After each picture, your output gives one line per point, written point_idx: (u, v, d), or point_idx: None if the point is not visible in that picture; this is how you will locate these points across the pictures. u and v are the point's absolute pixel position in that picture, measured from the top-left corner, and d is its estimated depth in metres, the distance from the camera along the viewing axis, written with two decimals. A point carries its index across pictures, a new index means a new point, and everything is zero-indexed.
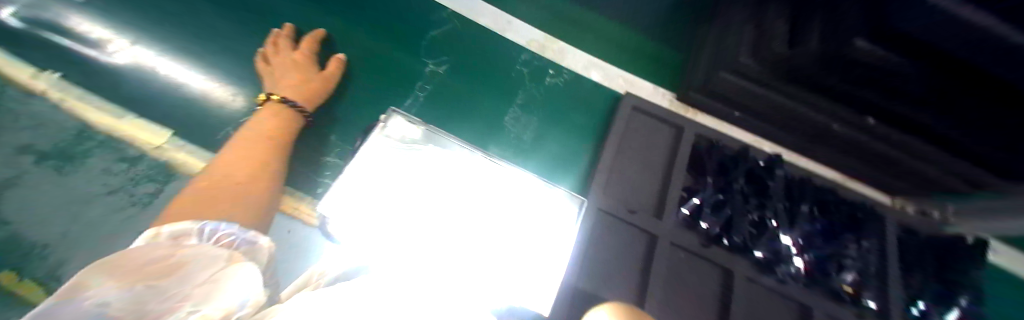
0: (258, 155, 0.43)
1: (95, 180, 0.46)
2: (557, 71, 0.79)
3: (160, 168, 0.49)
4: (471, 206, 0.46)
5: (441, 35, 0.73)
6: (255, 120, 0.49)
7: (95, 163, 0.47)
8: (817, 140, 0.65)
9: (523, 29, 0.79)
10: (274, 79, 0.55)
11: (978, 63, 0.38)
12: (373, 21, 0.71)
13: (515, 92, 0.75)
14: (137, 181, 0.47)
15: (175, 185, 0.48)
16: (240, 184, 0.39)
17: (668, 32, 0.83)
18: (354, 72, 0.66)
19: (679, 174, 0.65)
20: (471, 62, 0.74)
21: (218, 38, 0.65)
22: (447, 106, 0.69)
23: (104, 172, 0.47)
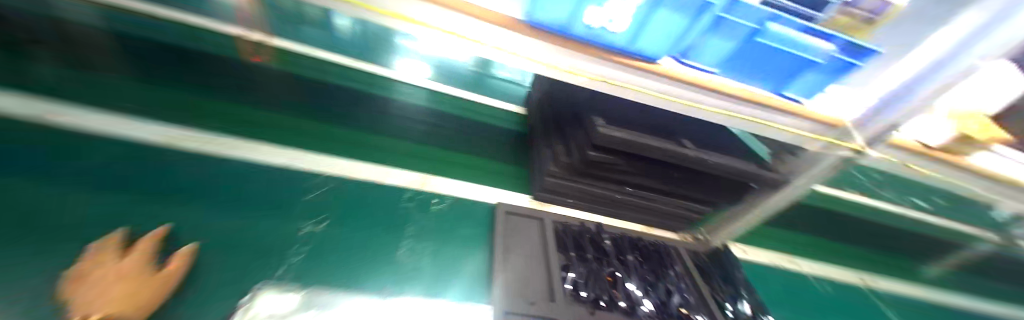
0: None
1: None
2: (440, 198, 0.92)
3: None
4: None
5: (318, 198, 0.77)
6: None
7: None
8: (619, 208, 0.92)
9: (401, 175, 0.94)
10: (87, 296, 0.43)
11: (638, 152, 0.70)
12: (233, 203, 0.70)
13: (404, 224, 0.80)
14: None
15: None
16: None
17: (513, 154, 1.16)
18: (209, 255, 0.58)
19: (554, 257, 0.79)
20: (356, 210, 0.79)
21: None
22: (323, 266, 0.63)
23: None
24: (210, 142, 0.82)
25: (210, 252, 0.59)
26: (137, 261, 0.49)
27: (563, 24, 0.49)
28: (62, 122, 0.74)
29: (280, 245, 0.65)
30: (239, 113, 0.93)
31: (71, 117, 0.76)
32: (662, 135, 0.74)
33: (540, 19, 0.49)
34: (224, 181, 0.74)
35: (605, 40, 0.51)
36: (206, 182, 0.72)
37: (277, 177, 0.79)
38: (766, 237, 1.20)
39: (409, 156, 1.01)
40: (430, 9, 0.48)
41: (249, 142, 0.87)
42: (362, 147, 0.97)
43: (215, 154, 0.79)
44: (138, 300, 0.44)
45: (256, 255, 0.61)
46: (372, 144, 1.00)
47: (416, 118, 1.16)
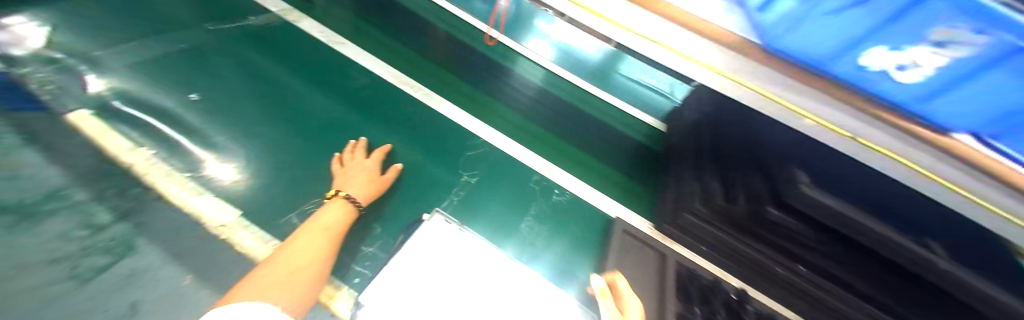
0: (316, 248, 0.58)
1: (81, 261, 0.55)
2: (561, 191, 0.94)
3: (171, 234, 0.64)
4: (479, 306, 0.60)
5: (471, 155, 0.96)
6: (325, 211, 0.64)
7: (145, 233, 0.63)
8: (769, 284, 0.74)
9: (531, 159, 1.00)
10: (347, 179, 0.71)
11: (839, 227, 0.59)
12: (422, 141, 0.95)
13: (529, 204, 0.90)
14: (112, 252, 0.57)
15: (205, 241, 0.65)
16: (294, 273, 0.53)
17: (644, 170, 1.04)
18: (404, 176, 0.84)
19: (672, 300, 0.69)
20: (496, 177, 0.93)
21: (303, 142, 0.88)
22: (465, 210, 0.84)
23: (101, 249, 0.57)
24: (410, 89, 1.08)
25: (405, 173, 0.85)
26: (372, 164, 0.77)
27: (779, 42, 0.40)
28: (334, 56, 1.13)
29: (445, 186, 0.87)
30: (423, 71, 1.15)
31: (339, 52, 1.14)
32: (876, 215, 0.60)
33: (748, 27, 0.42)
34: (416, 123, 0.99)
35: (875, 87, 0.41)
36: (406, 122, 0.99)
37: (447, 130, 1.00)
38: None
39: (538, 143, 1.04)
40: (643, 16, 0.44)
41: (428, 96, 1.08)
42: (499, 120, 1.06)
43: (412, 100, 1.05)
44: (368, 191, 0.71)
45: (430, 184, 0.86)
46: (512, 121, 1.07)
47: (544, 100, 1.15)
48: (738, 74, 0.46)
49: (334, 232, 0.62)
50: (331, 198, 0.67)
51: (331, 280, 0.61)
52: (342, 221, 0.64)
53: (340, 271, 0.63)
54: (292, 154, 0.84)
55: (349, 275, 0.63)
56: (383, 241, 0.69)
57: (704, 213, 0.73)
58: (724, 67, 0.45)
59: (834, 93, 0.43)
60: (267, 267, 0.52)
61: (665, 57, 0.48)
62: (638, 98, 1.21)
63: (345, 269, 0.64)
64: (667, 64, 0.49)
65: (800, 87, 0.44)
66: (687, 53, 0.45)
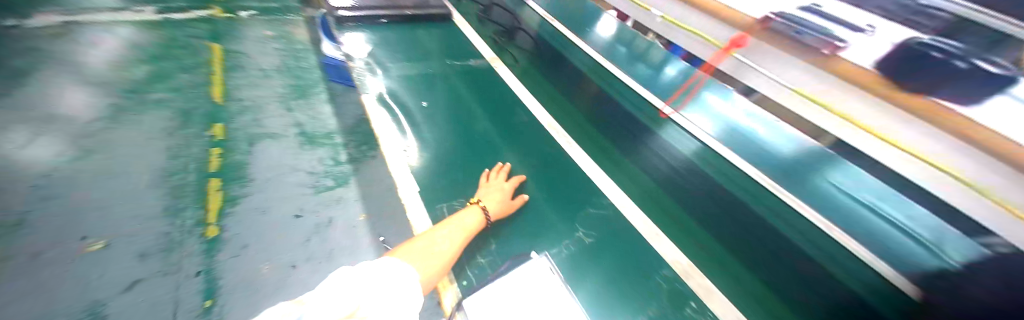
0: (449, 239, 0.71)
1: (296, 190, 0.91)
2: (700, 306, 0.68)
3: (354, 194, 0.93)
4: None
5: (596, 214, 0.86)
6: (465, 214, 0.78)
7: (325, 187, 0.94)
8: None
9: (667, 245, 0.79)
10: (486, 193, 0.84)
11: None
12: (551, 181, 0.95)
13: (648, 303, 0.69)
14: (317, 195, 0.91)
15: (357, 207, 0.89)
16: (433, 252, 0.67)
17: None
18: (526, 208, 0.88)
19: None
20: (616, 249, 0.78)
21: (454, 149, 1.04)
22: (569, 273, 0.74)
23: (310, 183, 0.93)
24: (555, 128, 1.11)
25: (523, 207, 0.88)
26: (507, 187, 0.87)
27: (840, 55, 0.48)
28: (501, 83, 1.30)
29: (556, 235, 0.82)
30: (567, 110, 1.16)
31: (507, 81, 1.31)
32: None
33: None
34: (551, 162, 1.00)
35: None
36: (543, 158, 1.02)
37: (579, 176, 0.95)
38: None
39: (677, 225, 0.82)
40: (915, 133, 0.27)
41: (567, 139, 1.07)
42: (633, 184, 0.92)
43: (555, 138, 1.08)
44: (500, 208, 0.81)
45: (544, 228, 0.84)
46: (652, 189, 0.90)
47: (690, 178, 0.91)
48: (853, 110, 0.49)
49: (465, 234, 0.74)
50: (471, 204, 0.81)
51: (451, 273, 0.73)
52: (473, 227, 0.76)
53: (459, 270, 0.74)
54: (444, 156, 1.02)
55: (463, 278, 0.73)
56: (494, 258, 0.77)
57: None
58: (863, 116, 0.48)
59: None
60: (417, 241, 0.68)
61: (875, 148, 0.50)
62: (863, 222, 0.67)
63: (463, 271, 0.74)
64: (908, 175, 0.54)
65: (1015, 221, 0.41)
66: (901, 140, 0.46)
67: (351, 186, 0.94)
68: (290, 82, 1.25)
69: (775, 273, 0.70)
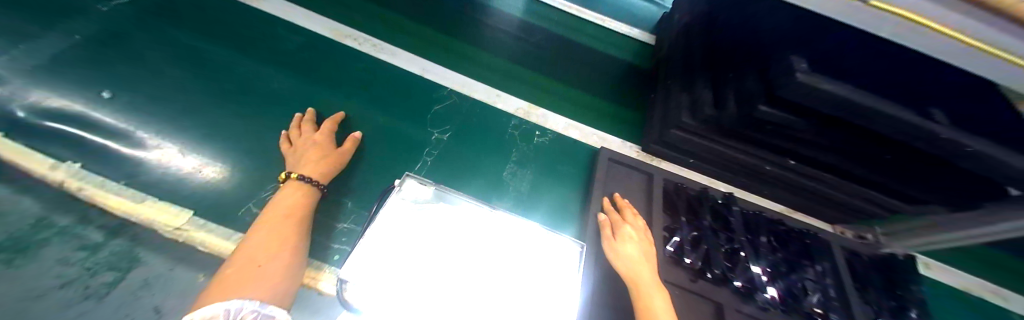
0: (275, 233, 0.49)
1: (48, 275, 0.48)
2: (542, 132, 0.92)
3: (123, 256, 0.54)
4: (475, 254, 0.56)
5: (338, 110, 0.80)
6: (279, 196, 0.55)
7: (50, 254, 0.50)
8: (755, 178, 0.72)
9: (511, 100, 0.96)
10: (297, 158, 0.61)
11: (833, 112, 0.51)
12: (262, 109, 0.77)
13: (510, 149, 0.86)
14: (94, 271, 0.51)
15: (136, 273, 0.53)
16: (259, 267, 0.43)
17: (620, 97, 1.05)
18: (366, 142, 0.75)
19: (659, 216, 0.68)
20: (471, 131, 0.86)
21: (227, 123, 0.73)
22: (356, 194, 0.67)
23: (59, 262, 0.50)
24: (356, 41, 0.95)
25: (248, 150, 0.70)
26: (323, 136, 0.66)
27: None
28: (256, 12, 0.94)
29: (415, 146, 0.78)
30: (355, 20, 1.00)
31: (269, 10, 0.95)
32: (905, 99, 0.51)
33: None
34: (369, 79, 0.88)
35: None
36: (353, 79, 0.87)
37: (406, 80, 0.90)
38: (967, 255, 0.88)
39: (508, 80, 1.01)
40: None
41: (387, 46, 0.97)
42: (481, 68, 1.01)
43: (347, 49, 0.93)
44: (332, 162, 0.63)
45: (279, 163, 0.69)
46: (484, 60, 1.03)
47: (523, 37, 1.12)
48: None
49: (296, 220, 0.52)
50: (284, 182, 0.57)
51: (311, 263, 0.57)
52: (303, 205, 0.55)
53: (316, 254, 0.58)
54: (222, 138, 0.71)
55: (332, 254, 0.60)
56: (357, 215, 0.64)
57: (693, 127, 0.69)
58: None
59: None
60: (219, 269, 0.42)
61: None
62: (631, 11, 1.30)
63: (326, 248, 0.59)
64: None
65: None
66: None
67: (62, 259, 0.50)
68: None
69: (607, 74, 1.10)
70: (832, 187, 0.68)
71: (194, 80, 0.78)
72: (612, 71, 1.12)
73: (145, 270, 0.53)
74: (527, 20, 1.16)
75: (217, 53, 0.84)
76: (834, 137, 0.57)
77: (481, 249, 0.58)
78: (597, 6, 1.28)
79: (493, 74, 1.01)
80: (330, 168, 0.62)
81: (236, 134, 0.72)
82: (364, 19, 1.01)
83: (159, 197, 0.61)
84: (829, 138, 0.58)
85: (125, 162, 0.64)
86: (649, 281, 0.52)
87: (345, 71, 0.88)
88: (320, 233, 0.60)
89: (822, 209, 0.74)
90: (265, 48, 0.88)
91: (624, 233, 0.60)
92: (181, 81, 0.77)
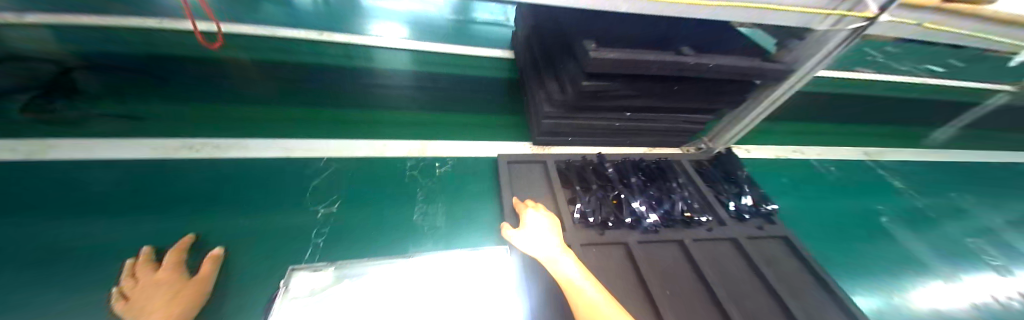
0: None
1: None
2: (441, 162, 0.94)
3: None
4: (398, 310, 0.53)
5: (195, 229, 0.68)
6: None
7: None
8: (616, 134, 0.87)
9: (400, 145, 0.96)
10: (133, 312, 0.48)
11: (625, 71, 0.66)
12: (71, 265, 0.58)
13: (413, 191, 0.85)
14: None
15: None
16: None
17: (500, 107, 1.16)
18: (239, 253, 0.65)
19: (559, 192, 0.75)
20: (364, 190, 0.82)
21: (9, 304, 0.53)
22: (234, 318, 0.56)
23: None
24: (206, 146, 0.84)
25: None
26: (169, 272, 0.55)
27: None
28: (34, 157, 0.74)
29: (301, 232, 0.71)
30: (194, 126, 0.88)
31: (58, 150, 0.77)
32: (665, 48, 0.70)
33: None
34: (226, 183, 0.78)
35: None
36: (203, 189, 0.76)
37: (273, 167, 0.83)
38: (774, 134, 1.22)
39: (391, 128, 1.01)
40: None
41: (243, 139, 0.88)
42: (362, 126, 0.99)
43: (190, 160, 0.81)
44: (188, 296, 0.52)
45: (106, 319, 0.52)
46: (361, 118, 1.02)
47: (396, 84, 1.17)
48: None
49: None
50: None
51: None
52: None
53: None
54: None
55: None
56: None
57: (551, 113, 0.80)
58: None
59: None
60: None
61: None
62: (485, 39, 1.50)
63: None
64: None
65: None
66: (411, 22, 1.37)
67: None
68: None
69: (483, 92, 1.21)
70: (664, 121, 0.86)
71: None
72: (488, 88, 1.23)
73: None
74: (397, 69, 1.22)
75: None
76: (640, 86, 0.73)
77: (404, 301, 0.55)
78: (462, 40, 1.46)
79: (376, 128, 1.00)
80: (191, 302, 0.52)
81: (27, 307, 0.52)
82: (215, 120, 0.91)
83: None
84: (640, 89, 0.75)
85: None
86: (557, 250, 0.57)
87: (190, 184, 0.76)
88: None
89: (670, 138, 0.92)
90: (62, 195, 0.69)
91: (528, 218, 0.65)
92: None
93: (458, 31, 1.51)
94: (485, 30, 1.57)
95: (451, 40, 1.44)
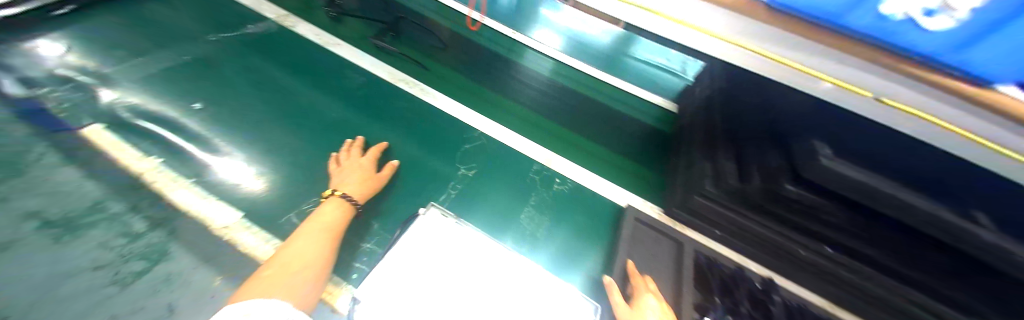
0: (315, 250, 0.53)
1: (89, 253, 0.57)
2: (562, 180, 0.93)
3: (156, 248, 0.60)
4: (485, 297, 0.56)
5: (379, 140, 0.89)
6: (321, 211, 0.60)
7: (94, 236, 0.59)
8: (788, 260, 0.69)
9: (535, 148, 1.00)
10: (342, 178, 0.68)
11: (866, 201, 0.50)
12: (314, 132, 0.87)
13: (530, 194, 0.88)
14: (127, 259, 0.58)
15: (160, 267, 0.58)
16: (292, 274, 0.49)
17: (640, 156, 1.06)
18: (401, 172, 0.81)
19: (689, 289, 0.64)
20: (495, 172, 0.90)
21: (285, 136, 0.84)
22: (381, 217, 0.71)
23: (101, 246, 0.58)
24: (406, 84, 1.08)
25: (296, 167, 0.78)
26: (368, 161, 0.73)
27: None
28: (323, 50, 1.12)
29: (442, 179, 0.84)
30: (405, 66, 1.14)
31: (334, 50, 1.13)
32: (933, 194, 0.50)
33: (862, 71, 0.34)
34: (408, 116, 0.99)
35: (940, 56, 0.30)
36: (395, 113, 0.98)
37: (441, 119, 1.00)
38: None
39: (531, 128, 1.05)
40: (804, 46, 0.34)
41: (427, 88, 1.09)
42: (509, 116, 1.07)
43: (395, 89, 1.06)
44: (372, 185, 0.69)
45: (319, 180, 0.76)
46: (511, 107, 1.09)
47: (551, 92, 1.19)
48: (938, 113, 0.35)
49: (328, 234, 0.57)
50: (328, 198, 0.63)
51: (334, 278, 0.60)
52: (336, 221, 0.59)
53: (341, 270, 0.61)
54: (273, 154, 0.79)
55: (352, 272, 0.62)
56: (381, 237, 0.67)
57: (715, 195, 0.69)
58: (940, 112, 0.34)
59: (767, 21, 0.34)
60: (259, 271, 0.48)
61: (741, 58, 0.39)
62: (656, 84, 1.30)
63: (347, 265, 0.62)
64: (735, 61, 0.40)
65: (795, 38, 0.34)
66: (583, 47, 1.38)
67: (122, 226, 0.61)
68: None
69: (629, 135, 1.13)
70: (877, 284, 0.62)
71: (262, 103, 0.91)
72: (635, 131, 1.14)
73: (168, 266, 0.58)
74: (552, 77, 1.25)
75: (290, 83, 0.99)
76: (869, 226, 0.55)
77: (492, 294, 0.56)
78: (621, 72, 1.33)
79: (519, 122, 1.07)
80: (371, 191, 0.68)
81: (293, 151, 0.81)
82: (414, 65, 1.15)
83: (206, 189, 0.69)
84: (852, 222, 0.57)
85: (193, 162, 0.73)
86: None
87: (391, 106, 1.00)
88: (347, 252, 0.63)
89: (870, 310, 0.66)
90: (325, 80, 1.03)
91: (644, 303, 0.57)
92: (250, 101, 0.90)
93: (622, 57, 1.38)
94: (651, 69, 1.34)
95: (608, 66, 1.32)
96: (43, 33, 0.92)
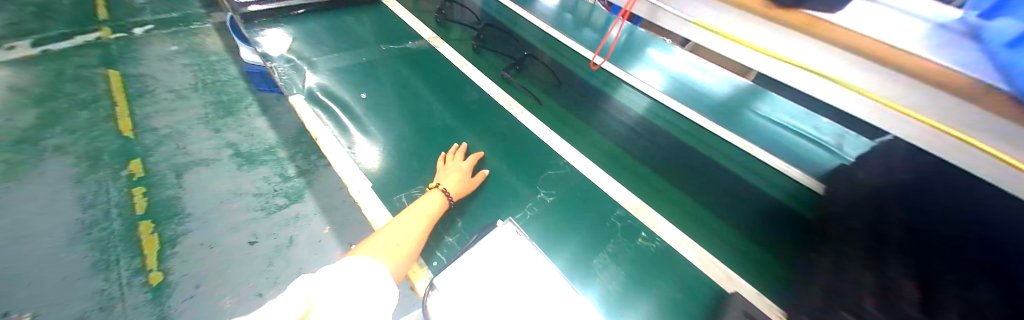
0: (408, 228, 0.69)
1: (254, 179, 1.16)
2: (651, 235, 0.75)
3: (295, 191, 1.15)
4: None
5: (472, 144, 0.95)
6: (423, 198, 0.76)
7: (261, 170, 1.19)
8: None
9: (618, 188, 0.83)
10: (443, 176, 0.79)
11: None
12: (422, 132, 0.98)
13: (607, 240, 0.74)
14: (274, 193, 1.14)
15: (289, 207, 1.11)
16: (393, 245, 0.67)
17: (772, 233, 0.73)
18: (489, 180, 0.86)
19: None
20: (574, 205, 0.81)
21: (399, 125, 0.99)
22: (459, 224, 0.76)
23: (264, 178, 1.17)
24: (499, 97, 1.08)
25: (403, 160, 0.91)
26: (465, 166, 0.83)
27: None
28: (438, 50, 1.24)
29: (519, 197, 0.82)
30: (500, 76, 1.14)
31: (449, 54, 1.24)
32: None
33: None
34: (498, 127, 1.00)
35: None
36: (486, 122, 1.02)
37: (528, 135, 0.96)
38: None
39: (615, 162, 0.89)
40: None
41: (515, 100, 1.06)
42: (589, 144, 0.93)
43: (489, 97, 1.08)
44: (464, 187, 0.79)
45: (423, 171, 0.88)
46: (593, 137, 0.95)
47: (644, 131, 0.95)
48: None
49: (427, 220, 0.71)
50: (432, 188, 0.78)
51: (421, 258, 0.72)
52: (435, 211, 0.73)
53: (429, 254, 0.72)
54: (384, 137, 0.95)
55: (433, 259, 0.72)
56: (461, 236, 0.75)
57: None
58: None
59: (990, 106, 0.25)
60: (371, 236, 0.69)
61: (939, 144, 0.29)
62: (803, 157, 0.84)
63: (432, 252, 0.72)
64: (927, 149, 0.31)
65: None
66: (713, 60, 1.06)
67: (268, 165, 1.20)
68: (211, 100, 1.35)
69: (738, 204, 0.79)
70: None
71: (388, 93, 1.09)
72: (766, 197, 0.79)
73: (302, 205, 1.12)
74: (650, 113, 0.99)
75: (411, 79, 1.14)
76: None
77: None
78: (741, 129, 0.92)
79: (601, 154, 0.91)
80: (462, 190, 0.78)
81: (407, 141, 0.95)
82: (508, 73, 1.14)
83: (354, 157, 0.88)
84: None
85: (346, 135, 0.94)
86: None
87: (485, 115, 1.04)
88: (436, 242, 0.74)
89: None
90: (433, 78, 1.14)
91: None
92: (380, 90, 1.10)
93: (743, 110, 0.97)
94: (799, 139, 0.88)
95: (740, 122, 0.93)
96: (279, 24, 1.29)
